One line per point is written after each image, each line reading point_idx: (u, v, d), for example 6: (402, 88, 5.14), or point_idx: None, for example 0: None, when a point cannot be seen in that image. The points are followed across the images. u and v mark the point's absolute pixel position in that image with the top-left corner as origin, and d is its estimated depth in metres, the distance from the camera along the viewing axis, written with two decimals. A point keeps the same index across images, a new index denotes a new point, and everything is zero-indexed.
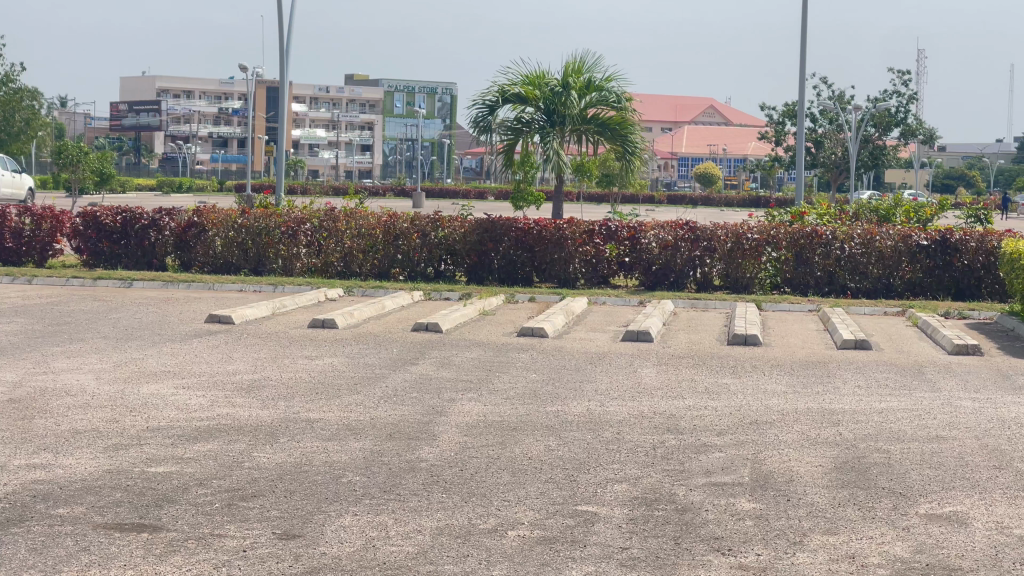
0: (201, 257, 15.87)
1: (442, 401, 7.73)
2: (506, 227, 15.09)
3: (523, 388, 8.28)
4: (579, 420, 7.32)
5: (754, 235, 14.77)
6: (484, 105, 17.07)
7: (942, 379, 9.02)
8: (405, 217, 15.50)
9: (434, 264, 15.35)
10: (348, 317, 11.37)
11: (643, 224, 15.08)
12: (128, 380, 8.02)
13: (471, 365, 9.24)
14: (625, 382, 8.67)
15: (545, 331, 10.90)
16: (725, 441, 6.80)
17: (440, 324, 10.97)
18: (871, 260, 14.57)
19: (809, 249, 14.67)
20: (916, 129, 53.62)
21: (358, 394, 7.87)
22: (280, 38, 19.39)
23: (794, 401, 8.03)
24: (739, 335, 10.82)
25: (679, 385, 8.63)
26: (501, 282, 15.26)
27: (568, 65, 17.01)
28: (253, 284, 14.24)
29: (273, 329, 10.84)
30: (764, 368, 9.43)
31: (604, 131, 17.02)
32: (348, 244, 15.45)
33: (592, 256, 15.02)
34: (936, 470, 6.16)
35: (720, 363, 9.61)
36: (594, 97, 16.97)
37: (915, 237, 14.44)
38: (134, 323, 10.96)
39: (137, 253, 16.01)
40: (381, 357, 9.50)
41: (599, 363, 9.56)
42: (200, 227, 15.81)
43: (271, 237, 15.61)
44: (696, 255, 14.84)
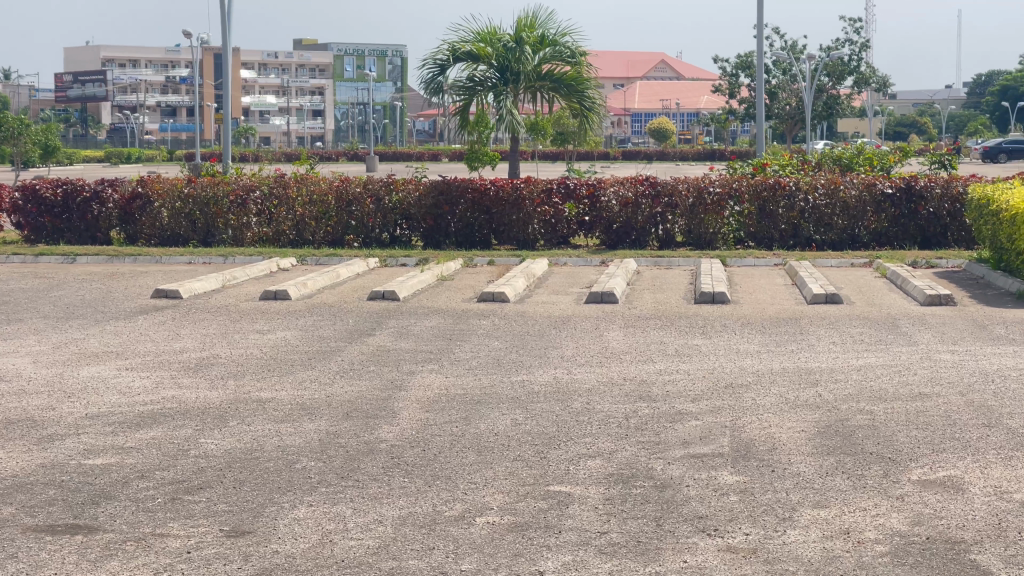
0: (148, 230, 15.37)
1: (401, 374, 7.35)
2: (462, 189, 14.70)
3: (485, 357, 7.91)
4: (546, 390, 6.96)
5: (716, 188, 14.43)
6: (435, 65, 16.60)
7: (918, 332, 8.72)
8: (357, 181, 15.04)
9: (389, 229, 14.94)
10: (301, 288, 10.96)
11: (601, 181, 14.70)
12: (69, 364, 7.60)
13: (430, 334, 8.84)
14: (591, 347, 8.32)
15: (506, 296, 10.52)
16: (701, 407, 6.45)
17: (397, 292, 10.58)
18: (836, 211, 14.25)
19: (772, 202, 14.30)
20: (870, 76, 53.45)
21: (313, 369, 7.48)
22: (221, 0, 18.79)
23: (768, 361, 7.71)
24: (707, 293, 10.48)
25: (648, 348, 8.28)
26: (459, 246, 14.89)
27: (520, 20, 16.56)
28: (202, 257, 13.76)
29: (224, 303, 10.41)
30: (734, 327, 9.10)
31: (559, 88, 16.62)
32: (300, 211, 14.99)
33: (551, 216, 14.62)
34: (924, 430, 5.85)
35: (689, 323, 9.27)
36: (548, 52, 16.55)
37: (880, 185, 14.15)
38: (77, 300, 10.50)
39: (81, 227, 15.52)
40: (337, 329, 9.10)
41: (563, 327, 9.19)
42: (146, 198, 15.31)
43: (220, 206, 15.12)
44: (657, 211, 14.49)
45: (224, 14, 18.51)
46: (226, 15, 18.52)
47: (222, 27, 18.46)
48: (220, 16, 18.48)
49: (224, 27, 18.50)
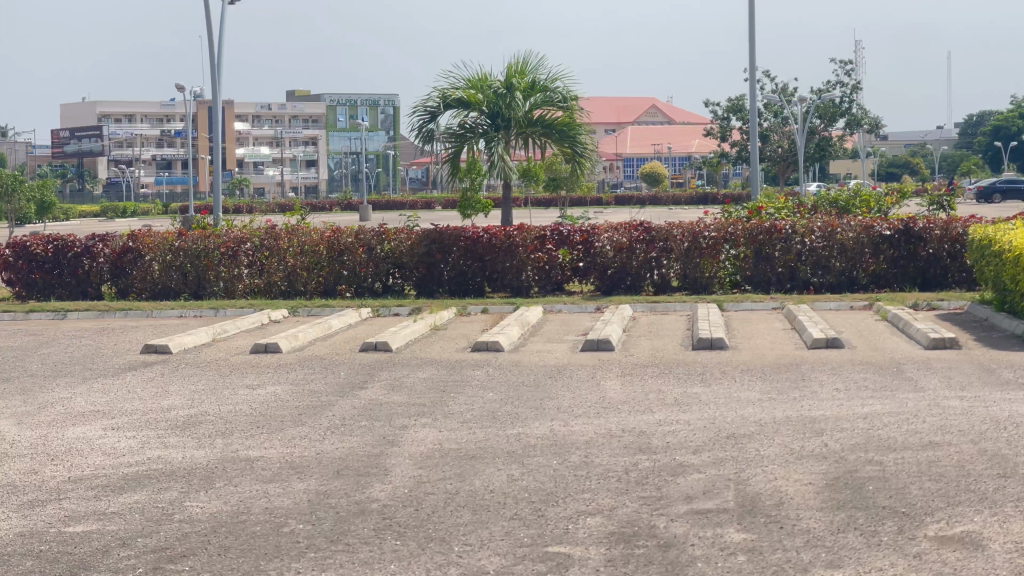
0: (138, 283, 15.18)
1: (394, 429, 7.14)
2: (454, 237, 14.55)
3: (480, 410, 7.70)
4: (543, 443, 6.76)
5: (712, 232, 14.28)
6: (425, 112, 16.48)
7: (923, 377, 8.52)
8: (348, 231, 14.88)
9: (381, 278, 14.77)
10: (292, 340, 10.76)
11: (596, 227, 14.56)
12: (53, 424, 7.39)
13: (424, 386, 8.63)
14: (589, 398, 8.11)
15: (501, 345, 10.33)
16: (703, 459, 6.25)
17: (390, 342, 10.40)
18: (833, 253, 14.09)
19: (768, 245, 14.16)
20: (862, 118, 53.49)
21: (303, 426, 7.27)
22: (211, 52, 18.69)
23: (771, 410, 7.51)
24: (705, 339, 10.30)
25: (647, 397, 8.07)
26: (453, 294, 14.71)
27: (511, 65, 16.45)
28: (192, 310, 13.58)
29: (213, 357, 10.21)
30: (734, 374, 8.90)
31: (551, 133, 16.51)
32: (292, 262, 14.80)
33: (545, 263, 14.46)
34: (937, 482, 5.65)
35: (688, 371, 9.08)
36: (539, 98, 16.43)
37: (877, 227, 14.03)
38: (64, 357, 10.30)
39: (72, 282, 15.33)
40: (328, 382, 8.89)
41: (560, 377, 8.99)
42: (136, 252, 15.13)
43: (211, 259, 14.97)
44: (653, 256, 14.34)
45: (213, 65, 18.40)
46: (215, 67, 18.41)
47: (212, 78, 18.34)
48: (210, 67, 18.36)
49: (214, 78, 18.37)
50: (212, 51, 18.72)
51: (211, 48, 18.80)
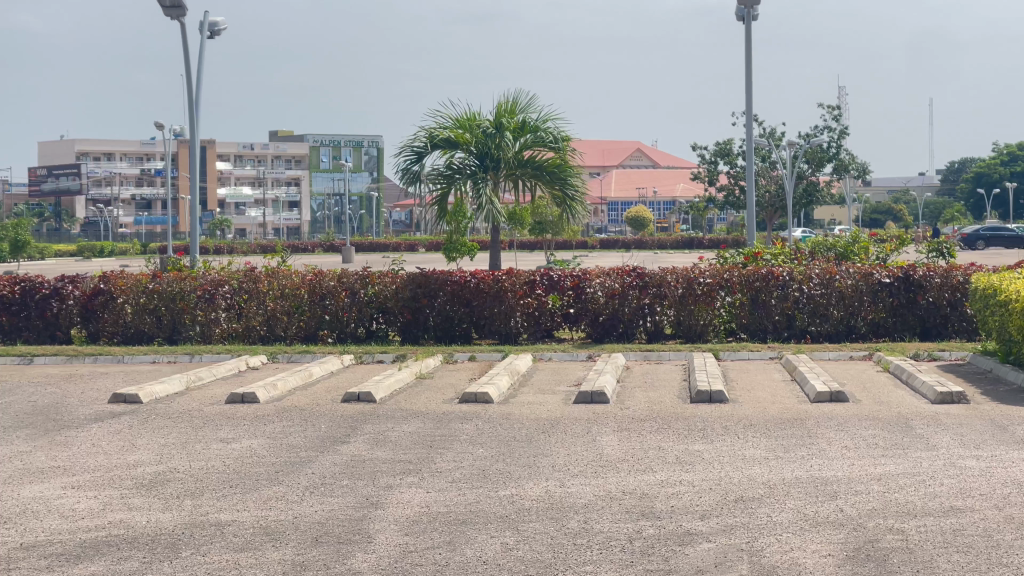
0: (110, 327, 14.67)
1: (377, 490, 6.65)
2: (441, 281, 14.12)
3: (469, 468, 7.22)
4: (538, 506, 6.27)
5: (707, 278, 13.90)
6: (412, 152, 16.05)
7: (936, 434, 8.06)
8: (331, 275, 14.47)
9: (364, 323, 14.29)
10: (270, 390, 10.28)
11: (587, 273, 14.14)
12: (9, 482, 6.89)
13: (409, 441, 8.14)
14: (584, 456, 7.63)
15: (490, 396, 9.85)
16: (711, 526, 5.78)
17: (373, 393, 9.92)
18: (832, 301, 13.68)
19: (765, 292, 13.74)
20: (849, 163, 53.31)
21: (279, 485, 6.78)
22: (190, 89, 18.23)
23: (779, 469, 7.04)
24: (703, 392, 9.83)
25: (646, 455, 7.60)
26: (438, 340, 14.24)
27: (500, 105, 16.04)
28: (168, 355, 13.09)
29: (186, 407, 9.71)
30: (737, 430, 8.44)
31: (542, 175, 16.14)
32: (271, 306, 14.31)
33: (534, 308, 13.99)
34: (967, 554, 5.18)
35: (687, 426, 8.61)
36: (529, 138, 16.01)
37: (877, 274, 13.64)
38: (29, 407, 9.79)
39: (39, 326, 14.81)
40: (307, 436, 8.40)
41: (552, 432, 8.51)
42: (108, 295, 14.63)
43: (187, 301, 14.44)
44: (645, 302, 13.91)
45: (192, 103, 17.94)
46: (194, 105, 17.95)
47: (191, 116, 17.89)
48: (189, 104, 17.92)
49: (192, 115, 17.91)
50: (191, 88, 18.27)
51: (190, 86, 18.36)
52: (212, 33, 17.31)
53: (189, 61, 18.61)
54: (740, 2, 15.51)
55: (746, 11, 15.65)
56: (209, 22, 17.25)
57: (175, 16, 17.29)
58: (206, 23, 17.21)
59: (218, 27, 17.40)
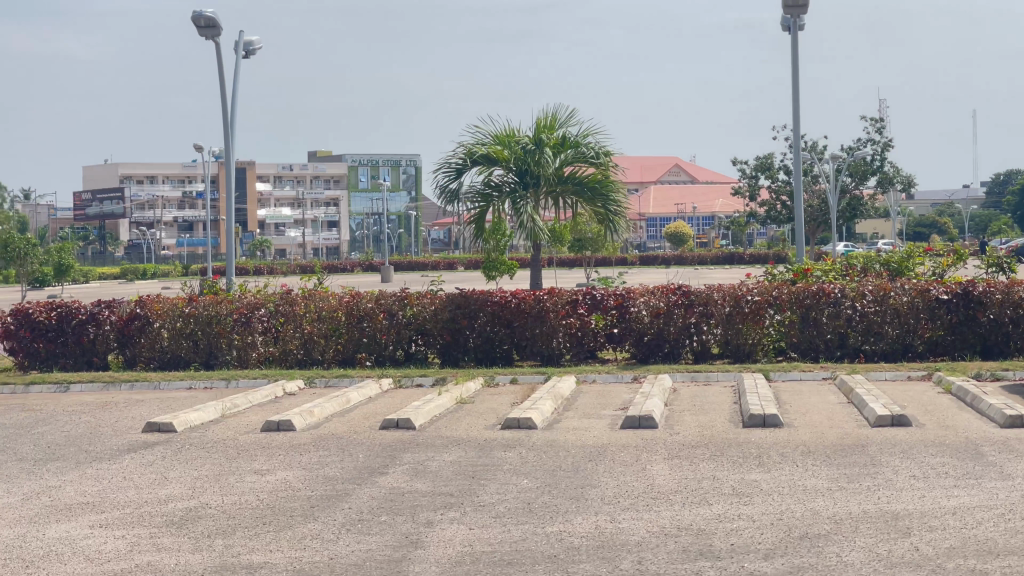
0: (146, 352, 14.38)
1: (417, 527, 6.29)
2: (481, 302, 13.77)
3: (515, 502, 6.85)
4: (590, 545, 5.90)
5: (755, 295, 13.48)
6: (450, 169, 15.70)
7: (1007, 461, 7.64)
8: (368, 296, 14.10)
9: (403, 345, 13.96)
10: (307, 417, 9.93)
11: (631, 291, 13.77)
12: (33, 521, 6.56)
13: (451, 472, 7.78)
14: (636, 486, 7.25)
15: (534, 422, 9.47)
16: (777, 567, 5.39)
17: (412, 419, 9.55)
18: (886, 319, 13.26)
19: (815, 309, 13.36)
20: (893, 176, 52.68)
21: (315, 522, 6.43)
22: (225, 110, 17.96)
23: (845, 503, 6.78)
24: (757, 416, 9.42)
25: (701, 486, 7.22)
26: (478, 362, 13.89)
27: (540, 120, 15.68)
28: (203, 380, 12.78)
29: (221, 436, 9.38)
30: (795, 458, 8.04)
31: (583, 192, 15.79)
32: (308, 329, 13.99)
33: (577, 329, 13.66)
34: None
35: (742, 454, 8.22)
36: (570, 154, 15.64)
37: (933, 290, 13.19)
38: (60, 437, 9.47)
39: (76, 352, 14.53)
40: (345, 467, 8.05)
41: (601, 461, 8.13)
42: (144, 320, 14.34)
43: (223, 325, 14.14)
44: (691, 321, 13.52)
45: (228, 124, 17.67)
46: (230, 126, 17.68)
47: (226, 138, 17.61)
48: (224, 126, 17.65)
49: (228, 137, 17.64)
50: (227, 109, 18.00)
51: (226, 107, 18.09)
52: (248, 53, 17.05)
53: (225, 82, 18.35)
54: (786, 13, 15.13)
55: (793, 21, 15.26)
56: (244, 42, 16.99)
57: (209, 36, 17.04)
58: (241, 42, 16.95)
59: (253, 46, 17.14)
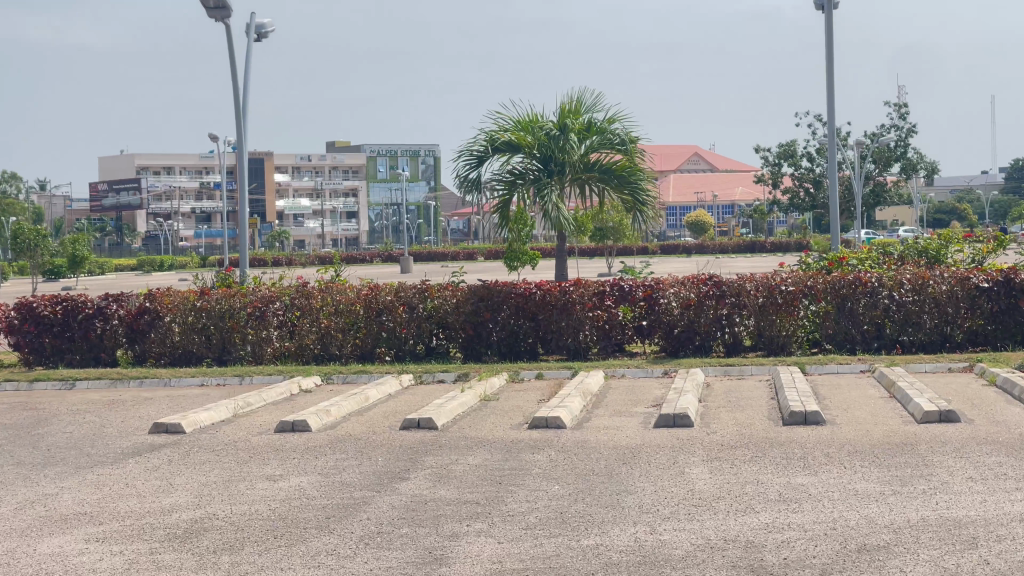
0: (156, 348, 13.91)
1: (440, 541, 5.79)
2: (504, 294, 13.26)
3: (546, 511, 6.34)
4: (628, 561, 5.38)
5: (789, 285, 12.99)
6: (471, 156, 15.19)
7: None
8: (387, 289, 13.63)
9: (424, 340, 13.48)
10: (323, 417, 9.47)
11: (659, 282, 13.26)
12: (25, 535, 6.08)
13: (475, 477, 7.27)
14: (675, 492, 6.74)
15: (562, 421, 8.98)
16: None
17: (434, 419, 9.08)
18: (926, 309, 12.72)
19: (853, 299, 12.84)
20: (918, 161, 51.93)
21: (329, 535, 5.93)
22: (238, 96, 17.47)
23: (902, 509, 6.17)
24: (797, 413, 8.86)
25: (745, 492, 6.70)
26: (502, 357, 13.40)
27: (564, 104, 15.15)
28: (215, 378, 12.32)
29: (232, 438, 8.91)
30: (843, 459, 7.51)
31: (609, 178, 15.24)
32: (325, 323, 13.50)
33: (604, 322, 13.15)
34: None
35: (784, 455, 7.69)
36: (595, 140, 15.13)
37: (974, 279, 12.64)
38: (62, 440, 9.01)
39: (84, 347, 14.05)
40: (363, 471, 7.56)
41: (634, 463, 7.62)
42: (154, 314, 13.88)
43: (236, 320, 13.66)
44: (723, 313, 13.00)
45: (239, 111, 17.18)
46: (243, 112, 17.19)
47: (238, 124, 17.13)
48: (236, 112, 17.16)
49: (239, 124, 17.14)
50: (239, 94, 17.52)
51: (238, 93, 17.60)
52: (259, 36, 16.58)
53: (236, 68, 17.86)
54: None
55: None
56: (256, 25, 16.53)
57: (220, 18, 16.56)
58: (252, 25, 16.47)
59: (265, 29, 16.66)
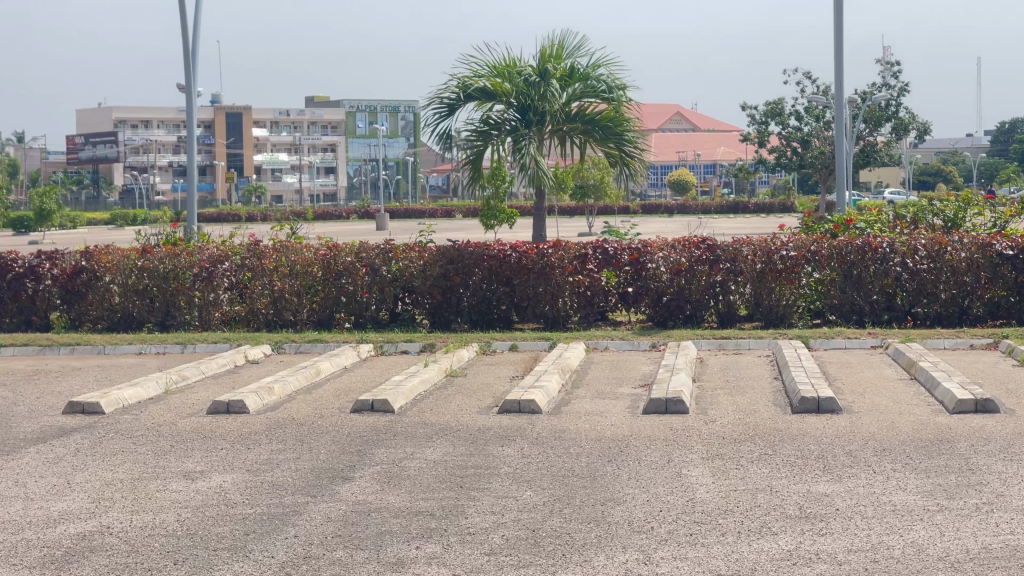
0: (93, 311, 12.66)
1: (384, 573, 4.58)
2: (476, 255, 12.07)
3: (515, 529, 5.16)
4: None
5: (790, 250, 11.85)
6: (442, 105, 13.96)
7: None
8: (348, 248, 12.42)
9: (388, 305, 12.27)
10: (263, 396, 8.24)
11: (648, 245, 12.11)
12: None
13: (434, 478, 6.08)
14: (674, 504, 5.56)
15: (537, 405, 7.78)
16: None
17: (390, 402, 7.88)
18: (941, 278, 11.58)
19: (860, 266, 11.70)
20: (909, 122, 50.67)
21: (245, 562, 4.73)
22: (186, 41, 16.17)
23: (955, 533, 4.99)
24: (808, 400, 7.68)
25: (757, 504, 5.52)
26: (473, 325, 12.21)
27: (545, 48, 13.92)
28: (155, 345, 11.09)
29: (157, 421, 7.69)
30: (869, 460, 6.34)
31: (593, 130, 14.03)
32: (279, 286, 12.28)
33: (586, 288, 11.98)
34: None
35: (798, 454, 6.52)
36: (578, 88, 13.91)
37: (996, 245, 11.46)
38: None
39: (13, 310, 12.82)
40: (300, 469, 6.35)
41: (622, 462, 6.44)
42: (90, 273, 12.63)
43: (182, 281, 12.44)
44: (717, 280, 11.84)
45: (188, 56, 15.88)
46: (191, 57, 15.89)
47: (187, 70, 15.83)
48: (185, 57, 15.88)
49: (188, 70, 15.84)
50: (188, 39, 16.24)
51: (187, 38, 16.30)
52: None
53: (185, 12, 16.57)
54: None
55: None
56: None
57: None
58: None
59: None
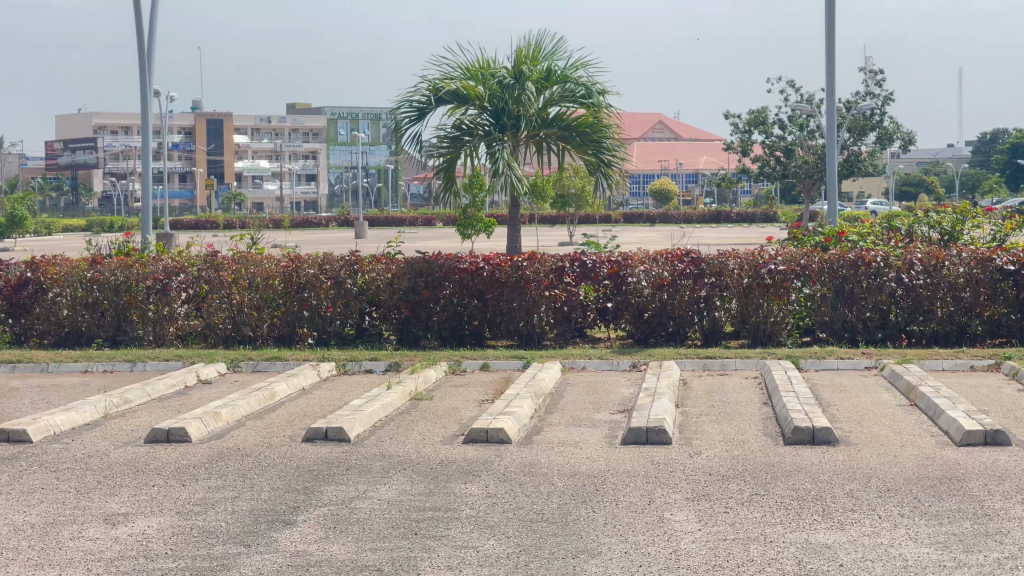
0: (41, 324, 11.96)
1: None
2: (447, 268, 11.40)
3: None
4: None
5: (778, 264, 11.21)
6: (413, 108, 13.29)
7: None
8: (311, 259, 11.74)
9: (353, 320, 11.60)
10: (208, 423, 7.56)
11: (628, 257, 11.47)
12: None
13: (386, 524, 5.40)
14: (657, 556, 4.89)
15: (505, 435, 7.11)
16: None
17: (345, 431, 7.20)
18: (938, 294, 10.94)
19: (852, 281, 11.07)
20: (893, 132, 50.14)
21: None
22: (142, 43, 15.48)
23: None
24: (803, 430, 7.02)
25: (750, 558, 4.86)
26: (443, 340, 11.54)
27: (521, 50, 13.27)
28: (103, 362, 10.40)
29: (88, 452, 7.00)
30: (872, 503, 5.68)
31: (570, 136, 13.38)
32: (238, 299, 11.61)
33: (563, 302, 11.32)
34: None
35: (793, 494, 5.86)
36: (556, 92, 13.26)
37: (997, 260, 10.84)
38: None
39: None
40: (237, 510, 5.67)
41: (598, 503, 5.77)
42: (38, 285, 11.93)
43: (135, 294, 11.76)
44: (701, 295, 11.19)
45: (144, 58, 15.19)
46: (147, 59, 15.20)
47: (143, 73, 15.14)
48: (141, 58, 15.19)
49: (144, 74, 15.15)
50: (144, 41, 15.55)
51: (143, 41, 15.61)
52: None
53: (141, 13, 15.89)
54: None
55: None
56: None
57: None
58: None
59: None
